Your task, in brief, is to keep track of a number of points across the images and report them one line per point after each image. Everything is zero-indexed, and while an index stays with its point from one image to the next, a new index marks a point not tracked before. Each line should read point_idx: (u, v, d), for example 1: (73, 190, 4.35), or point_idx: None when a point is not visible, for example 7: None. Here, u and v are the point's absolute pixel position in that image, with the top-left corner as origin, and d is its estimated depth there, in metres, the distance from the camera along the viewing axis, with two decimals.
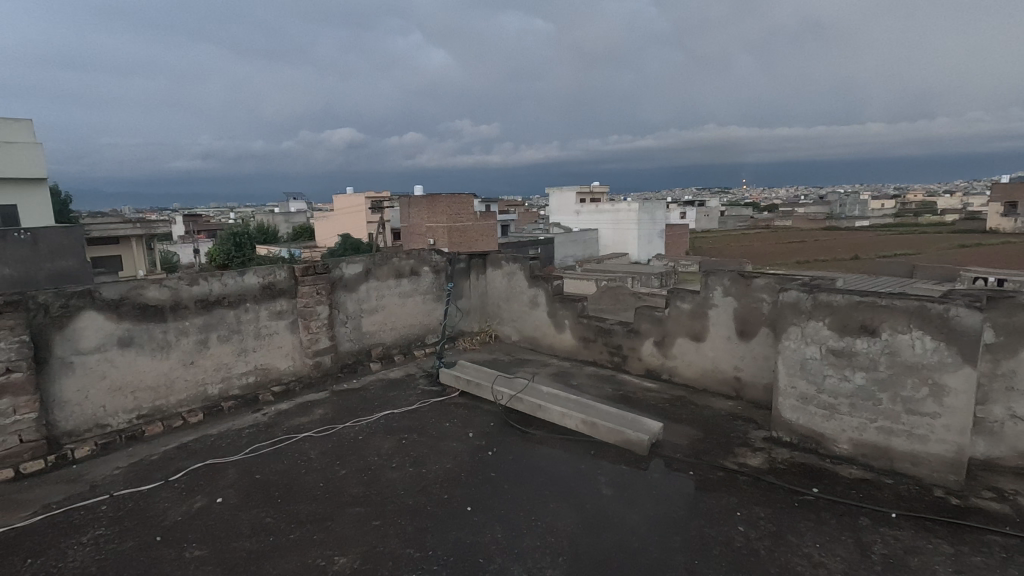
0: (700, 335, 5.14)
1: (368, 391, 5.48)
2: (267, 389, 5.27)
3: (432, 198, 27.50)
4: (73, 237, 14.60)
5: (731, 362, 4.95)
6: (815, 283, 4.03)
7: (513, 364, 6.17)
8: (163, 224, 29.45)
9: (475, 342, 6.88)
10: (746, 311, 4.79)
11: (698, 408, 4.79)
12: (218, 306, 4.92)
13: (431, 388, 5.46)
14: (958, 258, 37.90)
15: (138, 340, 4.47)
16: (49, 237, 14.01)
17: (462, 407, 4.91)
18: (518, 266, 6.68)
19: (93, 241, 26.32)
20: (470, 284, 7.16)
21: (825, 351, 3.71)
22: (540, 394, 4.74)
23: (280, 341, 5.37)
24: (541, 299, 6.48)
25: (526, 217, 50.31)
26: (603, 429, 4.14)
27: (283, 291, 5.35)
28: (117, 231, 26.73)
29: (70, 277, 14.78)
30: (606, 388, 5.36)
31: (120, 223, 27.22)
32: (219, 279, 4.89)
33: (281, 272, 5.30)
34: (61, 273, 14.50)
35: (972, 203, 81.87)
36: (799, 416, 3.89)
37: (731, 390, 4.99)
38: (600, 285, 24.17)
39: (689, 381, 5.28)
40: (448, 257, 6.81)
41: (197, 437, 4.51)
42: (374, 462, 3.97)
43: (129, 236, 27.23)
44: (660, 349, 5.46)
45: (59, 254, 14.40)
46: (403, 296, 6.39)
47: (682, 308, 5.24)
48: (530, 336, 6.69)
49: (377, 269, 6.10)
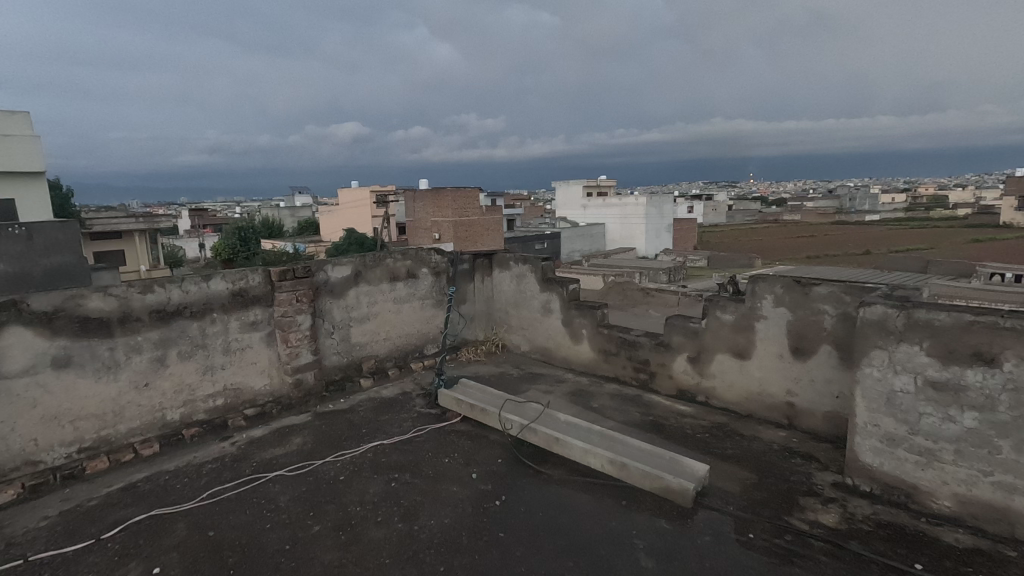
0: (745, 351, 4.37)
1: (356, 414, 4.75)
2: (238, 412, 4.54)
3: (437, 192, 26.90)
4: (68, 232, 13.83)
5: (784, 385, 4.18)
6: (900, 294, 3.25)
7: (524, 381, 5.41)
8: (165, 218, 28.90)
9: (479, 352, 6.14)
10: (803, 325, 4.01)
11: (745, 440, 4.03)
12: (179, 317, 4.19)
13: (429, 410, 4.72)
14: (974, 253, 36.85)
15: (78, 360, 3.74)
16: (44, 231, 13.26)
17: (464, 438, 4.17)
18: (528, 268, 5.92)
19: (94, 235, 25.73)
20: (474, 287, 6.40)
21: (922, 383, 2.93)
22: (557, 422, 3.99)
23: (254, 356, 4.64)
24: (555, 306, 5.71)
25: (532, 212, 49.49)
26: (636, 472, 3.38)
27: (258, 298, 4.62)
28: (119, 225, 26.15)
29: (68, 273, 14.05)
30: (633, 411, 4.61)
31: (121, 217, 26.62)
32: (178, 285, 4.16)
33: (254, 276, 4.56)
34: (57, 270, 13.76)
35: (986, 197, 80.15)
36: (884, 461, 3.12)
37: (782, 417, 4.22)
38: (608, 281, 23.40)
39: (731, 405, 4.51)
40: (450, 257, 6.05)
41: (149, 475, 3.79)
42: (355, 515, 3.23)
43: (133, 231, 26.68)
44: (695, 366, 4.69)
45: (55, 249, 13.65)
46: (399, 302, 5.64)
47: (723, 320, 4.46)
48: (542, 348, 5.93)
49: (368, 272, 5.34)
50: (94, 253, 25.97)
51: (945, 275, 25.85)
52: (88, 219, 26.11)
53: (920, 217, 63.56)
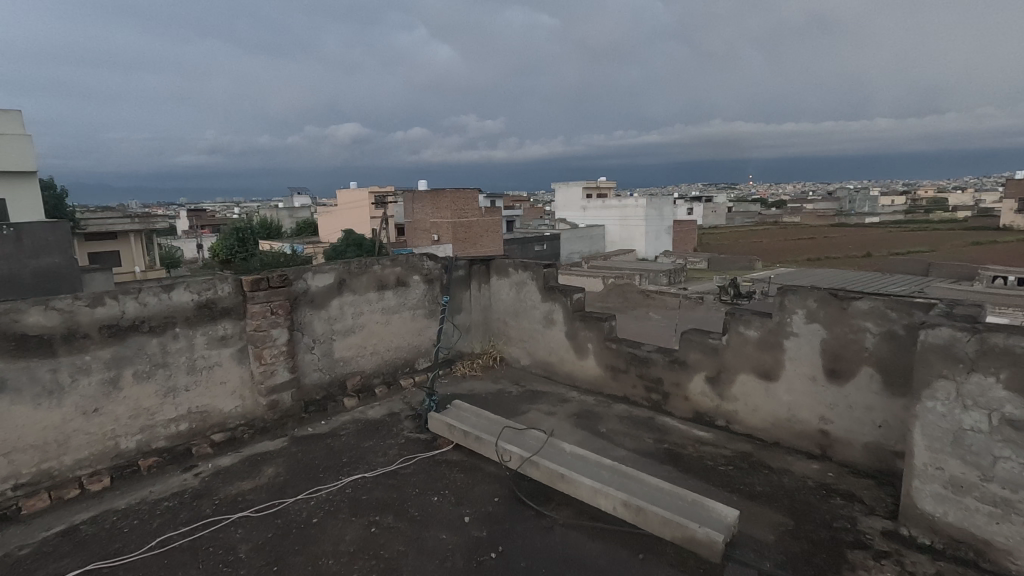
0: (772, 371, 3.90)
1: (337, 439, 4.27)
2: (205, 438, 4.07)
3: (436, 193, 26.56)
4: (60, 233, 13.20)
5: (817, 411, 3.71)
6: (964, 313, 2.78)
7: (524, 399, 4.94)
8: (162, 219, 28.45)
9: (476, 366, 5.68)
10: (840, 344, 3.54)
11: (774, 473, 3.56)
12: (135, 333, 3.71)
13: (418, 436, 4.25)
14: (975, 255, 36.47)
15: (13, 384, 3.26)
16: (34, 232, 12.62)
17: (457, 471, 3.69)
18: (529, 275, 5.44)
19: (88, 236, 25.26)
20: (470, 295, 5.92)
21: (998, 421, 2.46)
22: (561, 456, 3.50)
23: (224, 375, 4.16)
24: (558, 318, 5.25)
25: (531, 212, 49.06)
26: (653, 519, 2.91)
27: (228, 310, 4.14)
28: (114, 226, 25.66)
29: (60, 275, 13.51)
30: (645, 438, 4.14)
31: (116, 218, 26.13)
32: (134, 296, 3.68)
33: (223, 286, 4.09)
34: (48, 272, 13.19)
35: (985, 199, 79.91)
36: (948, 510, 2.65)
37: (814, 446, 3.75)
38: (608, 283, 22.97)
39: (755, 431, 4.04)
40: (444, 263, 5.58)
41: (95, 516, 3.30)
42: (324, 570, 2.75)
43: (128, 231, 26.19)
44: (714, 388, 4.22)
45: (45, 250, 13.06)
46: (387, 313, 5.17)
47: (746, 336, 4.00)
48: (543, 362, 5.46)
49: (353, 280, 4.86)
50: (89, 254, 25.50)
51: (947, 277, 25.49)
52: (83, 219, 25.65)
53: (920, 219, 63.28)
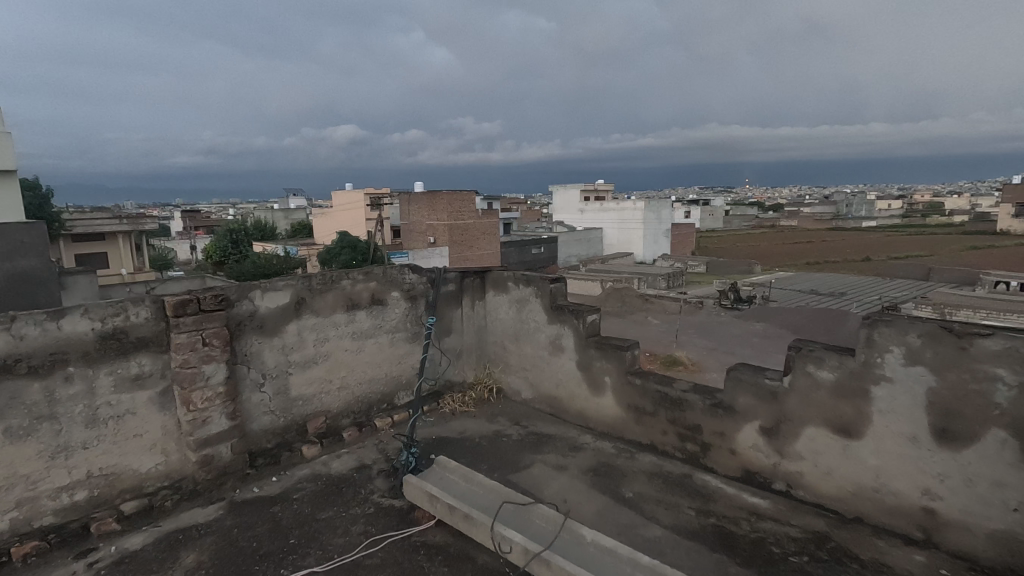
0: (852, 426, 2.98)
1: (287, 507, 3.30)
2: (111, 510, 3.10)
3: (432, 195, 25.75)
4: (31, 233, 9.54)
5: (918, 483, 2.79)
6: None
7: (527, 447, 4.01)
8: (152, 220, 27.32)
9: (467, 400, 4.74)
10: (953, 397, 2.63)
11: (868, 569, 2.64)
12: (8, 376, 2.76)
13: (391, 503, 3.31)
14: (977, 260, 35.58)
15: None
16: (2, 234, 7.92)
17: (440, 564, 2.75)
18: (532, 291, 4.52)
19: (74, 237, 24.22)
20: (462, 314, 4.98)
21: None
22: (578, 548, 2.56)
23: (138, 426, 3.20)
24: (567, 344, 4.32)
25: (528, 216, 48.12)
26: None
27: (145, 340, 3.19)
28: (101, 227, 24.58)
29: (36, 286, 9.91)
30: (684, 508, 3.21)
31: (105, 219, 25.07)
32: (5, 328, 2.73)
33: (138, 310, 3.15)
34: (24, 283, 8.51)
35: (981, 203, 79.37)
36: None
37: (913, 528, 2.84)
38: (606, 287, 22.09)
39: (828, 501, 3.12)
40: (430, 276, 4.65)
41: None
42: None
43: (117, 232, 25.06)
44: (772, 442, 3.30)
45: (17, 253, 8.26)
46: (359, 338, 4.23)
47: (819, 379, 3.07)
48: (549, 397, 4.54)
49: (314, 299, 3.92)
50: (75, 255, 24.38)
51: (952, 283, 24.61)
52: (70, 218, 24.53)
53: (917, 223, 62.40)
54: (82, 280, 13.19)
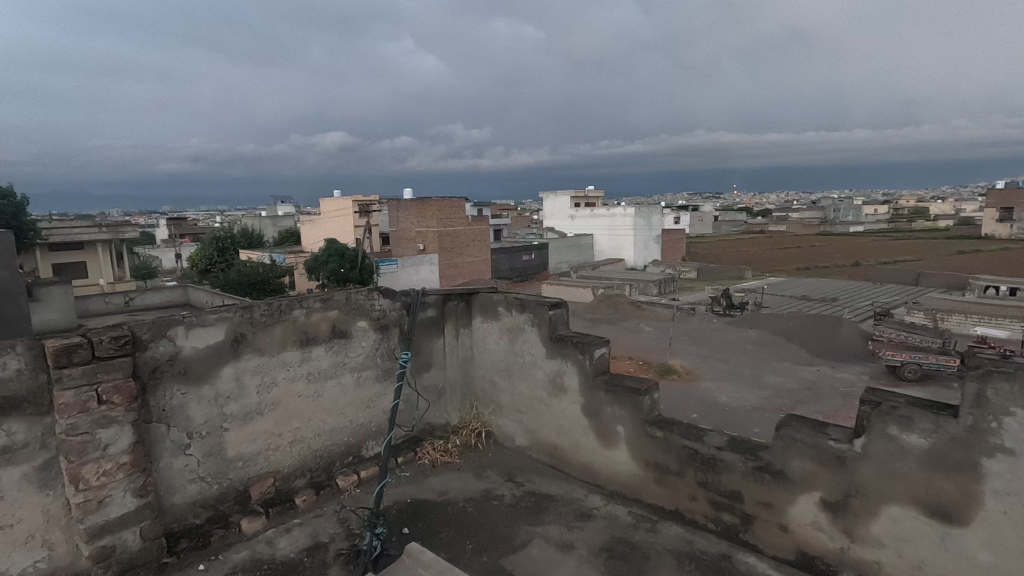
0: (951, 509, 2.27)
1: None
2: None
3: (422, 201, 25.17)
4: None
5: None
6: None
7: (523, 514, 3.26)
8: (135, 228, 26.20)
9: (450, 449, 3.97)
10: None
11: None
12: None
13: None
14: (966, 264, 35.33)
15: None
16: None
17: None
18: (527, 318, 3.78)
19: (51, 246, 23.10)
20: (443, 345, 4.20)
21: None
22: None
23: (9, 515, 2.41)
24: (571, 384, 3.58)
25: (518, 221, 47.26)
26: None
27: (16, 401, 2.39)
28: (81, 236, 23.44)
29: None
30: None
31: (85, 227, 23.95)
32: None
33: (6, 361, 2.35)
34: None
35: (964, 208, 79.84)
36: None
37: None
38: (597, 294, 21.41)
39: None
40: (405, 301, 3.89)
41: None
42: None
43: (96, 241, 23.92)
44: (838, 520, 2.57)
45: None
46: (316, 380, 3.45)
47: (907, 444, 2.34)
48: (549, 446, 3.80)
49: (258, 336, 3.15)
50: (52, 264, 23.26)
51: (942, 287, 24.20)
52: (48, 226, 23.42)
53: (903, 228, 62.50)
54: (56, 292, 10.98)
